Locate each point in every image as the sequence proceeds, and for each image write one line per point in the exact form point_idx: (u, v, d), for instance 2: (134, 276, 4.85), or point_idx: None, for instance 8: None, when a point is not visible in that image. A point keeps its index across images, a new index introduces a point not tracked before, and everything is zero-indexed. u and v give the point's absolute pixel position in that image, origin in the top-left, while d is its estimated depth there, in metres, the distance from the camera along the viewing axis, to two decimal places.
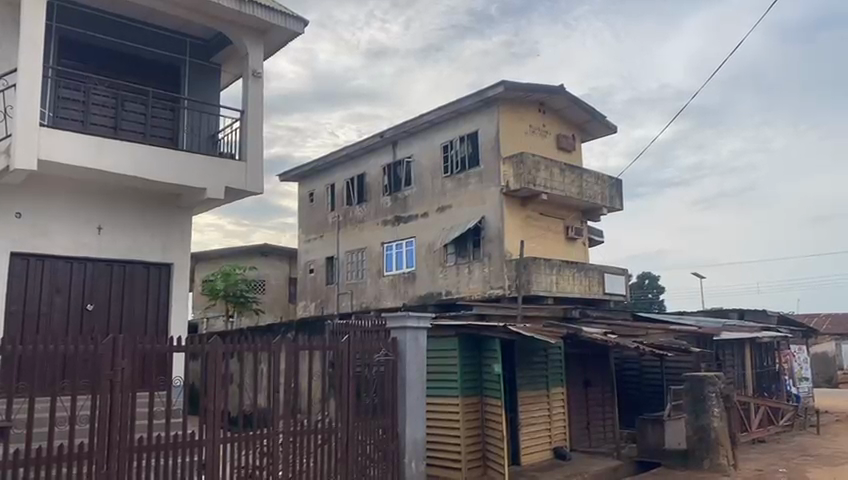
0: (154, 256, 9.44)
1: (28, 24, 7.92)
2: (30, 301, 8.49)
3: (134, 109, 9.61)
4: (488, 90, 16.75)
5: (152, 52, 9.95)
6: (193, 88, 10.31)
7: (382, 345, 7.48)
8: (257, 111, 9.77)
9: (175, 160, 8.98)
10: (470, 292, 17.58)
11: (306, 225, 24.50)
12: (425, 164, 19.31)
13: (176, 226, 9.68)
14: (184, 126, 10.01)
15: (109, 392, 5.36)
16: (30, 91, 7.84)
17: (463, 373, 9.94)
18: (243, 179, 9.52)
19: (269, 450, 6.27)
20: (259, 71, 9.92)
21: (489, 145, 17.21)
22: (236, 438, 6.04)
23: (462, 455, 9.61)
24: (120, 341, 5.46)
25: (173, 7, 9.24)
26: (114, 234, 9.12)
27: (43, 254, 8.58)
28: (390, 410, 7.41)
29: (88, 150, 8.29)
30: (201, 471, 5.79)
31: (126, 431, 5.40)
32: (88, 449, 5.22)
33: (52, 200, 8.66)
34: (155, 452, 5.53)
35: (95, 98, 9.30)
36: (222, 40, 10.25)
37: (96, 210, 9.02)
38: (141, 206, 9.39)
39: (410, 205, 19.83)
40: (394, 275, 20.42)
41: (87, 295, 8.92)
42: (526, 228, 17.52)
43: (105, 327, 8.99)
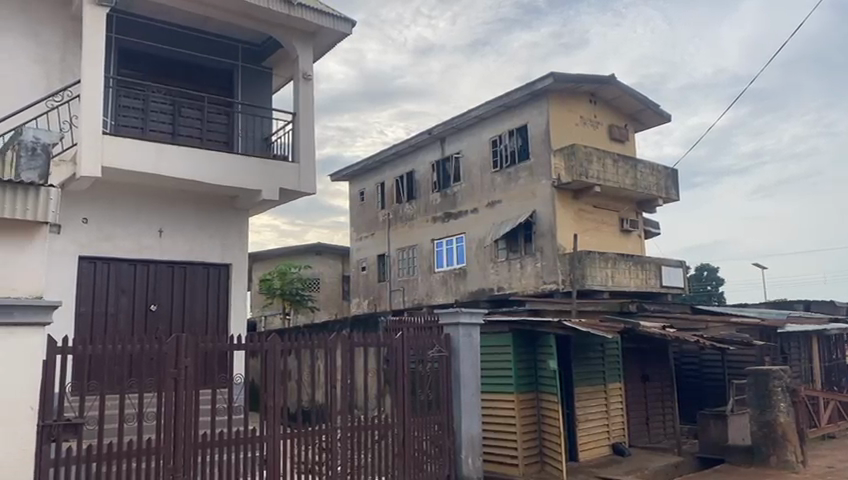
0: (213, 258, 9.72)
1: (89, 36, 8.24)
2: (97, 302, 8.83)
3: (190, 115, 9.91)
4: (536, 82, 16.53)
5: (206, 59, 10.22)
6: (247, 92, 10.55)
7: (435, 341, 7.51)
8: (307, 113, 9.92)
9: (230, 163, 9.21)
10: (523, 287, 17.44)
11: (358, 223, 24.77)
12: (475, 159, 19.24)
13: (233, 227, 9.94)
14: (238, 130, 10.27)
15: (174, 390, 5.55)
16: (92, 101, 8.15)
17: (518, 369, 9.87)
18: (295, 180, 9.68)
19: (328, 445, 6.40)
20: (310, 73, 10.07)
21: (539, 139, 16.98)
22: (295, 434, 6.18)
23: (518, 451, 9.54)
24: (183, 341, 5.63)
25: (223, 14, 9.47)
26: (175, 236, 9.43)
27: (108, 258, 8.92)
28: (444, 404, 7.43)
29: (149, 156, 8.57)
30: (263, 466, 5.94)
31: (190, 427, 5.58)
32: (156, 445, 5.41)
33: (116, 206, 9.00)
34: (220, 447, 5.69)
35: (154, 106, 9.62)
36: (273, 44, 10.46)
37: (157, 213, 9.33)
38: (199, 210, 9.66)
39: (460, 201, 19.83)
40: (445, 272, 20.45)
41: (150, 296, 9.24)
42: (579, 221, 17.25)
43: (168, 327, 9.30)
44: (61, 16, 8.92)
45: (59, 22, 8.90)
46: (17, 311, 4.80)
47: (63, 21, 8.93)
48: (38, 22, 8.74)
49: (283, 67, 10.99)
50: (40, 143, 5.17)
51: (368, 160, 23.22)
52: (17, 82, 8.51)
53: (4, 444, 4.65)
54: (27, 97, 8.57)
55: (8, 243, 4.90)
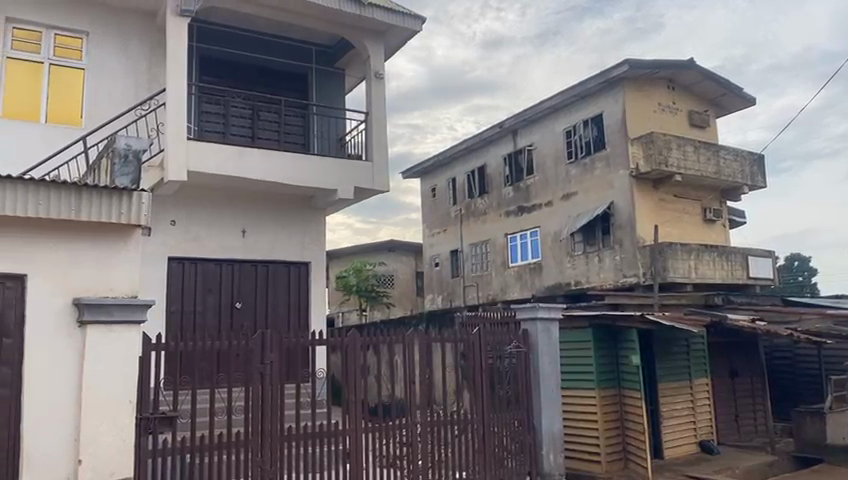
0: (293, 256, 9.98)
1: (173, 45, 8.62)
2: (186, 301, 9.22)
3: (268, 118, 10.21)
4: (612, 70, 16.09)
5: (281, 63, 10.50)
6: (320, 93, 10.77)
7: (512, 337, 7.42)
8: (380, 112, 10.03)
9: (306, 164, 9.43)
10: (601, 281, 17.04)
11: (430, 219, 24.90)
12: (548, 151, 18.97)
13: (311, 226, 10.18)
14: (313, 132, 10.53)
15: (260, 384, 5.74)
16: (177, 109, 8.51)
17: (599, 365, 9.67)
18: (369, 178, 9.81)
19: (409, 440, 6.45)
20: (381, 72, 10.17)
21: (615, 128, 16.55)
22: (376, 428, 6.26)
23: (601, 448, 9.32)
24: (268, 338, 5.80)
25: (297, 18, 9.69)
26: (257, 236, 9.73)
27: (196, 258, 9.30)
28: (524, 400, 7.35)
29: (231, 158, 8.88)
30: (346, 460, 6.06)
31: (276, 421, 5.75)
32: (244, 437, 5.60)
33: (201, 208, 9.39)
34: (304, 440, 5.84)
35: (234, 110, 9.95)
36: (345, 45, 10.63)
37: (240, 214, 9.66)
38: (278, 210, 9.95)
39: (534, 194, 19.59)
40: (520, 267, 20.26)
41: (235, 294, 9.58)
42: (659, 211, 16.70)
43: (252, 324, 9.61)
44: (148, 28, 9.37)
45: (147, 34, 9.36)
46: (116, 310, 5.08)
47: (149, 33, 9.38)
48: (127, 35, 9.21)
49: (355, 68, 11.16)
50: (132, 150, 5.58)
51: (439, 156, 23.27)
52: (109, 94, 9.00)
53: (107, 435, 4.94)
54: (118, 108, 9.05)
55: (105, 245, 5.19)
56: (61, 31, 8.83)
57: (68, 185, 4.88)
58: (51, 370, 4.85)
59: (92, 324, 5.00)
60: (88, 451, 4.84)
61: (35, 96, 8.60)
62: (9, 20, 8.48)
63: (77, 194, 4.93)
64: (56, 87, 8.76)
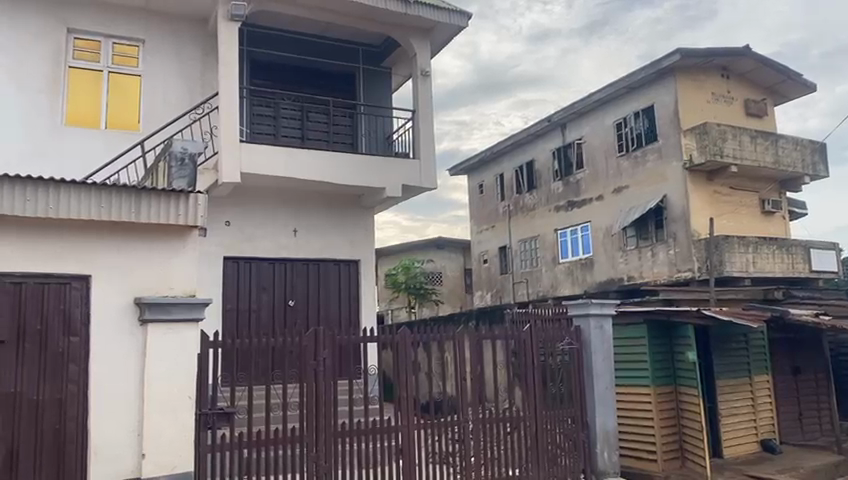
0: (343, 255, 10.10)
1: (225, 50, 8.81)
2: (241, 299, 9.44)
3: (317, 119, 10.34)
4: (663, 59, 15.70)
5: (329, 64, 10.62)
6: (368, 93, 10.86)
7: (565, 334, 7.34)
8: (427, 110, 10.05)
9: (355, 164, 9.52)
10: (655, 276, 16.67)
11: (478, 216, 24.83)
12: (598, 145, 18.66)
13: (360, 225, 10.28)
14: (362, 131, 10.62)
15: (314, 381, 5.84)
16: (229, 113, 8.71)
17: (654, 362, 9.47)
18: (417, 176, 9.84)
19: (461, 437, 6.46)
20: (427, 69, 10.18)
21: (668, 119, 16.16)
22: (428, 425, 6.29)
23: (657, 447, 9.13)
24: (321, 335, 5.88)
25: (344, 19, 9.79)
26: (308, 235, 9.89)
27: (250, 257, 9.51)
28: (577, 397, 7.26)
29: (281, 159, 9.02)
30: (398, 456, 6.11)
31: (330, 417, 5.83)
32: (300, 433, 5.70)
33: (254, 209, 9.59)
34: (357, 436, 5.90)
35: (284, 112, 10.11)
36: (392, 44, 10.68)
37: (291, 214, 9.83)
38: (328, 209, 10.09)
39: (584, 188, 19.31)
40: (570, 263, 20.03)
41: (288, 292, 9.76)
42: (715, 204, 16.24)
43: (305, 321, 9.77)
44: (199, 33, 9.61)
45: (199, 39, 9.60)
46: (175, 309, 5.22)
47: (201, 38, 9.62)
48: (180, 42, 9.47)
49: (401, 66, 11.20)
50: (188, 154, 5.76)
51: (487, 152, 23.15)
52: (164, 99, 9.27)
53: (168, 431, 5.09)
54: (173, 113, 9.30)
55: (164, 246, 5.35)
56: (119, 40, 9.18)
57: (128, 188, 5.06)
58: (115, 367, 5.04)
59: (153, 323, 5.16)
60: (151, 445, 5.01)
61: (95, 104, 8.94)
62: (71, 31, 8.88)
63: (137, 197, 5.11)
64: (114, 94, 9.09)
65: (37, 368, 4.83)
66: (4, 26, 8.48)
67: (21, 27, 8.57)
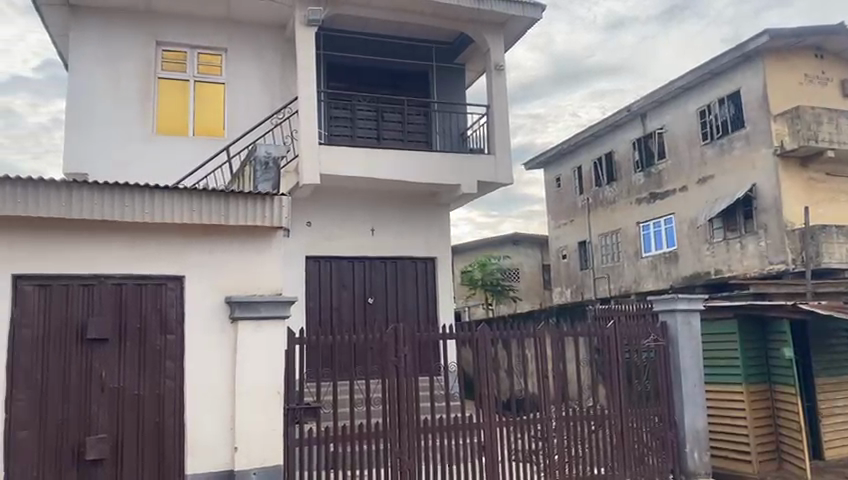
0: (421, 252, 10.18)
1: (303, 55, 9.05)
2: (323, 297, 9.66)
3: (392, 119, 10.44)
4: (750, 42, 14.94)
5: (403, 64, 10.73)
6: (442, 90, 10.89)
7: (649, 330, 7.14)
8: (502, 104, 10.00)
9: (431, 161, 9.56)
10: (745, 269, 15.91)
11: (556, 210, 24.45)
12: (680, 134, 18.01)
13: (437, 223, 10.33)
14: (437, 129, 10.67)
15: (396, 377, 5.91)
16: (308, 116, 8.93)
17: (746, 359, 9.04)
18: (494, 172, 9.79)
19: (544, 434, 6.39)
20: (502, 63, 10.12)
21: (756, 104, 15.38)
22: (510, 422, 6.26)
23: (751, 447, 8.71)
24: (400, 332, 5.94)
25: (417, 17, 9.84)
26: (385, 233, 10.02)
27: (330, 256, 9.73)
28: (664, 396, 7.04)
29: (359, 159, 9.17)
30: (481, 453, 6.12)
31: (412, 413, 5.89)
32: (383, 428, 5.80)
33: (333, 209, 9.80)
34: (440, 432, 5.93)
35: (360, 113, 10.28)
36: (465, 40, 10.67)
37: (369, 213, 9.98)
38: (404, 207, 10.19)
39: (666, 179, 18.69)
40: (654, 257, 19.41)
41: (367, 290, 9.92)
42: (810, 192, 15.33)
43: (384, 318, 9.90)
44: (278, 39, 9.90)
45: (278, 45, 9.89)
46: (263, 306, 5.41)
47: (280, 44, 9.90)
48: (260, 49, 9.79)
49: (475, 62, 11.20)
50: (271, 157, 5.95)
51: (563, 145, 22.75)
52: (247, 105, 9.61)
53: (259, 425, 5.29)
54: (255, 118, 9.63)
55: (250, 246, 5.55)
56: (204, 49, 9.59)
57: (217, 192, 5.27)
58: (209, 365, 5.27)
59: (242, 321, 5.37)
60: (243, 439, 5.22)
61: (183, 112, 9.39)
62: (159, 43, 9.36)
63: (225, 200, 5.32)
64: (201, 102, 9.51)
65: (138, 364, 5.10)
66: (100, 42, 9.03)
67: (115, 42, 9.09)
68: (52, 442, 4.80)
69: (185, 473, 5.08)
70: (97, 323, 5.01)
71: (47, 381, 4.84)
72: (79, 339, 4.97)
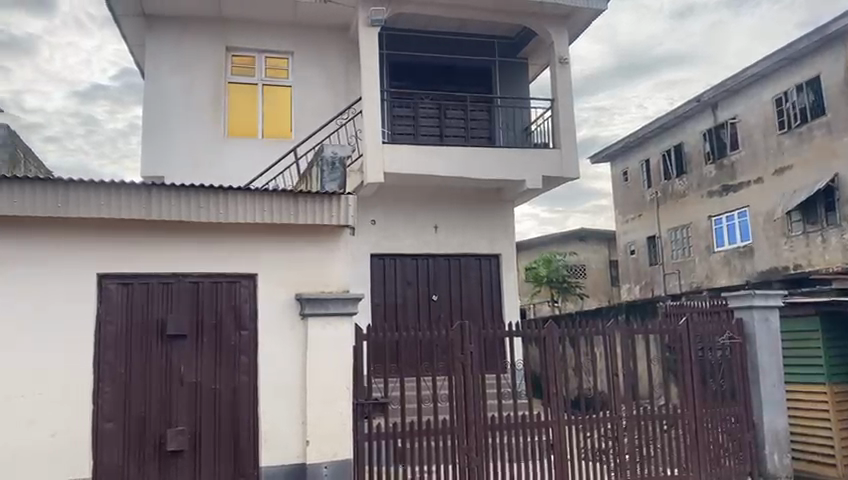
0: (485, 249, 10.15)
1: (366, 55, 9.16)
2: (388, 295, 9.76)
3: (455, 116, 10.44)
4: (830, 24, 14.15)
5: (465, 60, 10.71)
6: (505, 86, 10.81)
7: (724, 327, 6.89)
8: (566, 98, 9.85)
9: (495, 157, 9.50)
10: (827, 264, 15.13)
11: (624, 205, 23.91)
12: (755, 123, 17.29)
13: (500, 219, 10.28)
14: (500, 124, 10.60)
15: (463, 374, 5.92)
16: (372, 116, 9.04)
17: (830, 357, 8.61)
18: (559, 167, 9.66)
19: (614, 434, 6.26)
20: (566, 56, 9.97)
21: (837, 90, 14.59)
22: (580, 421, 6.17)
23: (836, 450, 8.29)
24: (467, 329, 5.93)
25: (479, 13, 9.81)
26: (449, 230, 10.03)
27: (395, 254, 9.83)
28: (741, 395, 6.79)
29: (423, 157, 9.21)
30: (550, 451, 6.05)
31: (480, 410, 5.89)
32: (450, 425, 5.81)
33: (397, 207, 9.89)
34: (507, 430, 5.91)
35: (423, 112, 10.31)
36: (528, 34, 10.55)
37: (432, 211, 10.02)
38: (467, 204, 10.18)
39: (740, 171, 17.99)
40: (727, 252, 18.72)
41: (432, 287, 9.96)
42: None
43: (449, 315, 9.92)
44: (342, 41, 10.05)
45: (342, 47, 10.04)
46: (331, 303, 5.52)
47: (344, 46, 10.05)
48: (325, 51, 9.96)
49: (538, 55, 11.07)
50: (338, 157, 6.05)
51: (630, 138, 22.20)
52: (313, 106, 9.80)
53: (329, 420, 5.40)
54: (321, 119, 9.81)
55: (318, 245, 5.66)
56: (271, 54, 9.85)
57: (286, 192, 5.40)
58: (281, 361, 5.42)
59: (311, 317, 5.48)
60: (314, 433, 5.34)
61: (252, 115, 9.66)
62: (229, 49, 9.67)
63: (295, 200, 5.45)
64: (269, 105, 9.76)
65: (214, 359, 5.29)
66: (174, 49, 9.40)
67: (188, 49, 9.44)
68: (137, 434, 5.04)
69: (259, 466, 5.25)
70: (177, 320, 5.23)
71: (130, 375, 5.09)
72: (159, 335, 5.19)
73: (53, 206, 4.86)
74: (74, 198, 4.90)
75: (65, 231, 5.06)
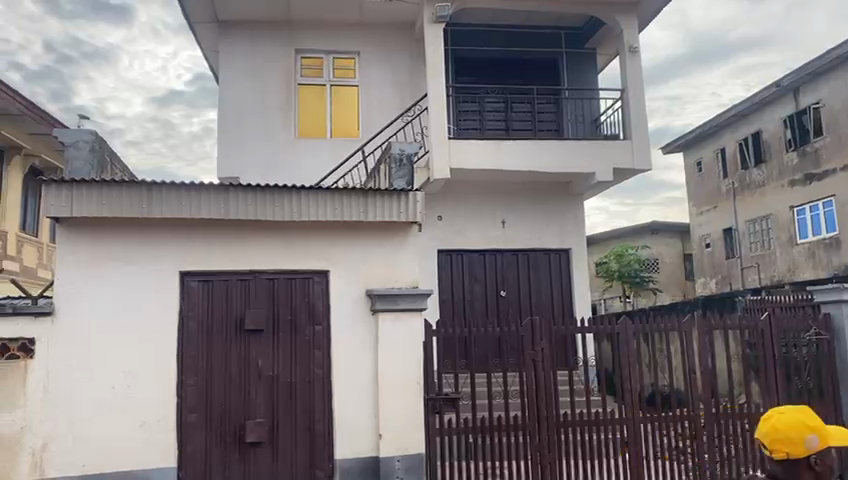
0: (554, 243, 10.02)
1: (431, 51, 9.18)
2: (456, 290, 9.77)
3: (521, 109, 10.33)
4: None
5: (531, 53, 10.58)
6: (572, 77, 10.63)
7: (811, 322, 6.52)
8: (637, 87, 9.62)
9: (563, 150, 9.35)
10: None
11: (698, 196, 23.08)
12: (840, 107, 16.38)
13: (569, 212, 10.12)
14: (568, 116, 10.42)
15: (534, 370, 5.86)
16: (438, 112, 9.07)
17: None
18: (630, 158, 9.43)
19: (692, 433, 6.08)
20: (636, 45, 9.73)
21: None
22: (656, 419, 6.00)
23: None
24: (537, 325, 5.84)
25: (545, 4, 9.67)
26: (517, 225, 9.96)
27: (462, 249, 9.83)
28: (830, 394, 6.43)
29: (489, 151, 9.16)
30: (624, 449, 5.94)
31: (551, 407, 5.82)
32: (522, 422, 5.76)
33: (464, 203, 9.88)
34: (580, 427, 5.82)
35: (489, 106, 10.25)
36: (596, 23, 10.34)
37: (500, 205, 9.96)
38: (535, 198, 10.07)
39: (825, 158, 17.09)
40: (811, 244, 17.79)
41: (500, 282, 9.91)
42: None
43: (518, 310, 9.84)
44: (407, 39, 10.11)
45: (408, 45, 10.10)
46: (401, 299, 5.57)
47: (410, 43, 10.11)
48: (391, 49, 10.05)
49: (606, 45, 10.82)
50: (406, 154, 6.09)
51: (704, 127, 21.41)
52: (380, 105, 9.91)
53: (401, 414, 5.48)
54: (387, 117, 9.90)
55: (388, 241, 5.73)
56: (339, 55, 10.02)
57: (356, 190, 5.48)
58: (352, 356, 5.52)
59: (382, 312, 5.56)
60: (387, 427, 5.44)
61: (321, 116, 9.86)
62: (298, 51, 9.90)
63: (365, 199, 5.52)
64: (337, 105, 9.93)
65: (290, 353, 5.43)
66: (245, 54, 9.69)
67: (259, 53, 9.72)
68: (218, 425, 5.24)
69: (335, 458, 5.37)
70: (254, 315, 5.40)
71: (211, 368, 5.29)
72: (238, 329, 5.37)
73: (139, 207, 5.11)
74: (157, 199, 5.13)
75: (149, 232, 5.32)
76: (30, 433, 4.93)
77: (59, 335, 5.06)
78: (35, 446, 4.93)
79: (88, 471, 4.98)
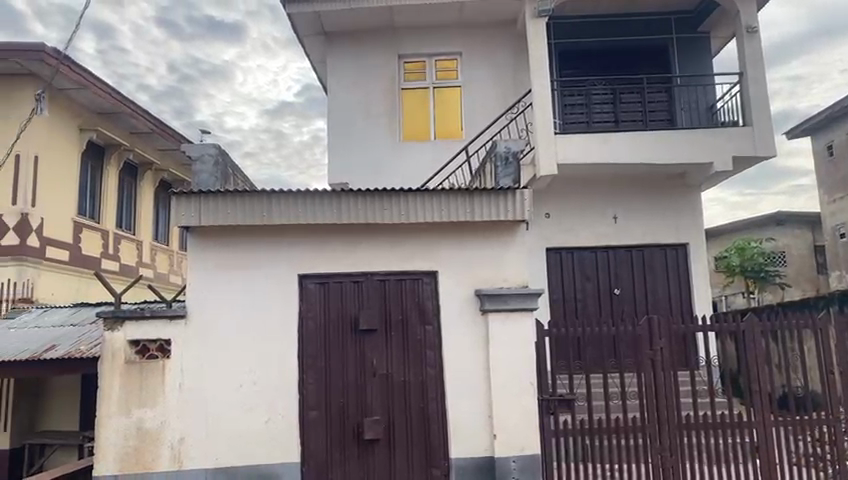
0: (670, 238, 9.60)
1: (533, 47, 9.07)
2: (567, 289, 9.59)
3: (630, 100, 9.97)
4: None
5: (639, 40, 10.20)
6: (685, 63, 10.14)
7: None
8: (757, 69, 9.06)
9: (677, 140, 8.94)
10: None
11: (830, 183, 21.35)
12: None
13: (686, 205, 9.66)
14: (680, 104, 9.96)
15: (652, 371, 5.64)
16: (543, 107, 8.93)
17: None
18: (751, 145, 8.87)
19: (832, 438, 5.64)
20: (754, 24, 9.17)
21: None
22: (789, 422, 5.62)
23: None
24: (655, 323, 5.62)
25: None
26: (629, 220, 9.63)
27: (572, 247, 9.63)
28: None
29: (597, 146, 8.92)
30: (754, 454, 5.60)
31: (672, 410, 5.58)
32: (641, 424, 5.56)
33: (572, 199, 9.68)
34: (704, 430, 5.54)
35: (595, 99, 9.97)
36: (709, 5, 9.82)
37: (610, 200, 9.67)
38: (648, 192, 9.69)
39: None
40: None
41: (613, 280, 9.61)
42: None
43: (633, 309, 9.52)
44: (510, 36, 10.04)
45: (510, 42, 10.03)
46: (511, 299, 5.54)
47: (512, 40, 10.03)
48: (493, 48, 10.02)
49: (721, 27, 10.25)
50: (511, 152, 6.04)
51: (834, 108, 19.77)
52: (483, 104, 9.90)
53: (515, 416, 5.42)
54: (491, 116, 9.87)
55: (496, 241, 5.72)
56: (441, 57, 10.12)
57: (462, 191, 5.51)
58: (463, 356, 5.54)
59: (492, 312, 5.55)
60: (501, 428, 5.40)
61: (425, 118, 9.99)
62: (401, 56, 10.08)
63: (471, 199, 5.53)
64: (440, 107, 10.03)
65: (403, 352, 5.54)
66: (351, 62, 9.99)
67: (364, 60, 9.99)
68: (337, 423, 5.43)
69: (450, 458, 5.42)
70: (367, 315, 5.54)
71: (330, 367, 5.49)
72: (353, 329, 5.55)
73: (258, 215, 5.39)
74: (275, 207, 5.40)
75: (268, 238, 5.59)
76: (169, 428, 5.31)
77: (192, 336, 5.44)
78: (174, 441, 5.30)
79: (220, 464, 5.30)
